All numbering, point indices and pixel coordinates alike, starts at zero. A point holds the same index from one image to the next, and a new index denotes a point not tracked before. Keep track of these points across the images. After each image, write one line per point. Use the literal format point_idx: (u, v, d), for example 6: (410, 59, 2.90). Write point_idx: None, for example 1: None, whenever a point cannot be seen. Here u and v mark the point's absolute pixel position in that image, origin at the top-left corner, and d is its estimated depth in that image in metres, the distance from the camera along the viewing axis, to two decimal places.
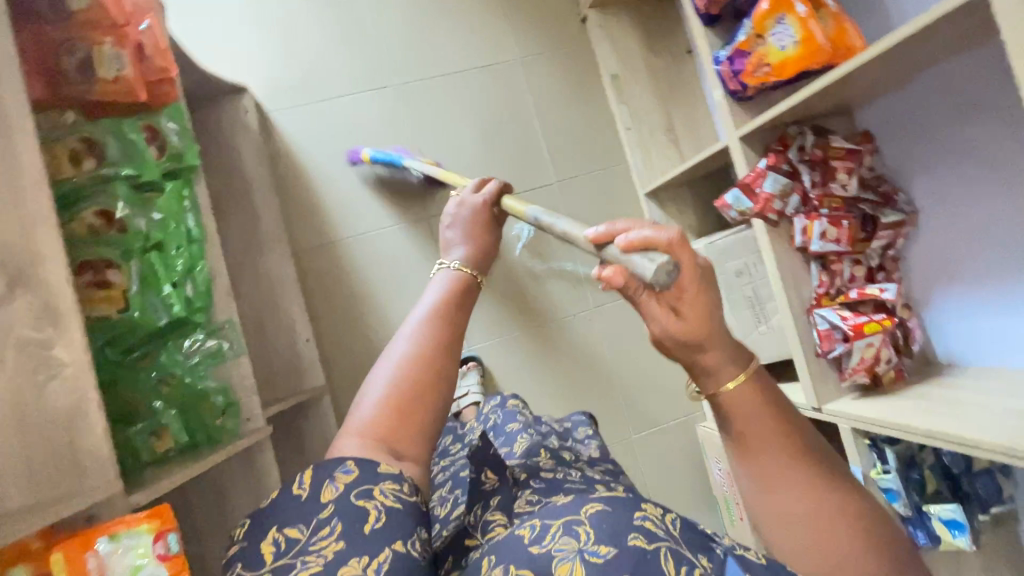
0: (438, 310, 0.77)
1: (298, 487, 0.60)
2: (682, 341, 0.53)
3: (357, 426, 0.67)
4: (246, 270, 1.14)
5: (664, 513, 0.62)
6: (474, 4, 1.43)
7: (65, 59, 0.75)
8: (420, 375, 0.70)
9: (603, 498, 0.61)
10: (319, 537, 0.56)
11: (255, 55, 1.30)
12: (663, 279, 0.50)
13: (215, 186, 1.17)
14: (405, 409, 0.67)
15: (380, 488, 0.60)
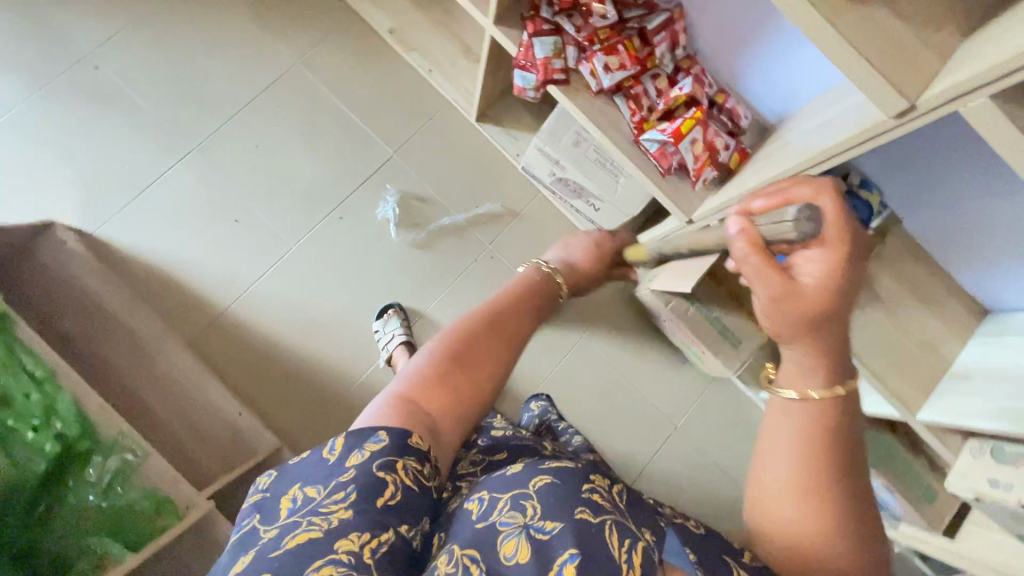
0: (505, 305, 0.90)
1: (330, 452, 0.63)
2: (788, 309, 0.54)
3: (401, 383, 0.75)
4: (151, 378, 1.17)
5: (613, 483, 0.61)
6: (226, 28, 1.37)
7: None
8: (475, 353, 0.80)
9: (552, 467, 0.61)
10: (328, 500, 0.58)
11: (48, 187, 1.27)
12: (806, 229, 0.51)
13: (77, 323, 1.17)
14: (452, 374, 0.77)
15: (401, 462, 0.62)
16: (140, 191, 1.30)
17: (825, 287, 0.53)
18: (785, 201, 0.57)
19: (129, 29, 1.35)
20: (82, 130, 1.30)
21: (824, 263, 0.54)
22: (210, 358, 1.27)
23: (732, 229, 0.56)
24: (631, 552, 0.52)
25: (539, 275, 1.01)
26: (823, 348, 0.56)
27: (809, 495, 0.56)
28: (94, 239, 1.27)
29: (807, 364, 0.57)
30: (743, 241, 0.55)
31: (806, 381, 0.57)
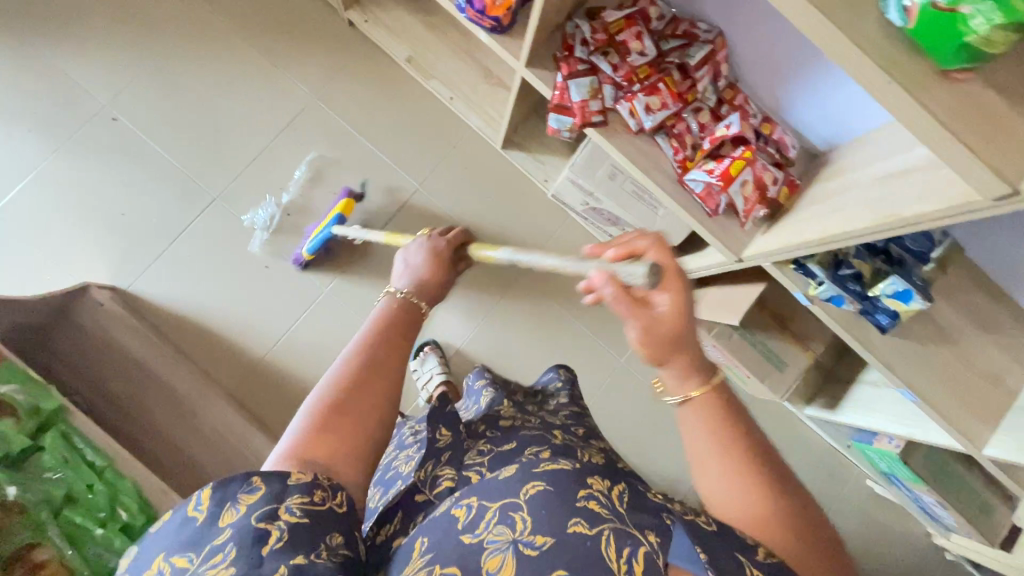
0: (391, 328, 0.68)
1: (195, 509, 0.53)
2: (656, 342, 0.55)
3: (294, 430, 0.58)
4: (195, 435, 1.18)
5: (613, 486, 0.61)
6: (242, 69, 1.34)
7: None
8: (368, 385, 0.62)
9: (547, 475, 0.60)
10: (208, 567, 0.50)
11: (79, 246, 1.27)
12: (647, 281, 0.54)
13: (119, 384, 1.17)
14: (343, 414, 0.59)
15: (287, 505, 0.52)
16: (170, 243, 1.29)
17: (676, 314, 0.55)
18: (627, 252, 0.58)
19: (146, 75, 1.32)
20: (107, 185, 1.29)
21: (672, 295, 0.55)
22: (250, 409, 1.27)
23: (597, 279, 0.54)
24: (631, 560, 0.52)
25: (404, 306, 0.73)
26: (674, 366, 0.57)
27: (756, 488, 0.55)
28: (127, 295, 1.27)
29: (682, 368, 0.57)
30: (611, 285, 0.54)
31: (678, 380, 0.57)
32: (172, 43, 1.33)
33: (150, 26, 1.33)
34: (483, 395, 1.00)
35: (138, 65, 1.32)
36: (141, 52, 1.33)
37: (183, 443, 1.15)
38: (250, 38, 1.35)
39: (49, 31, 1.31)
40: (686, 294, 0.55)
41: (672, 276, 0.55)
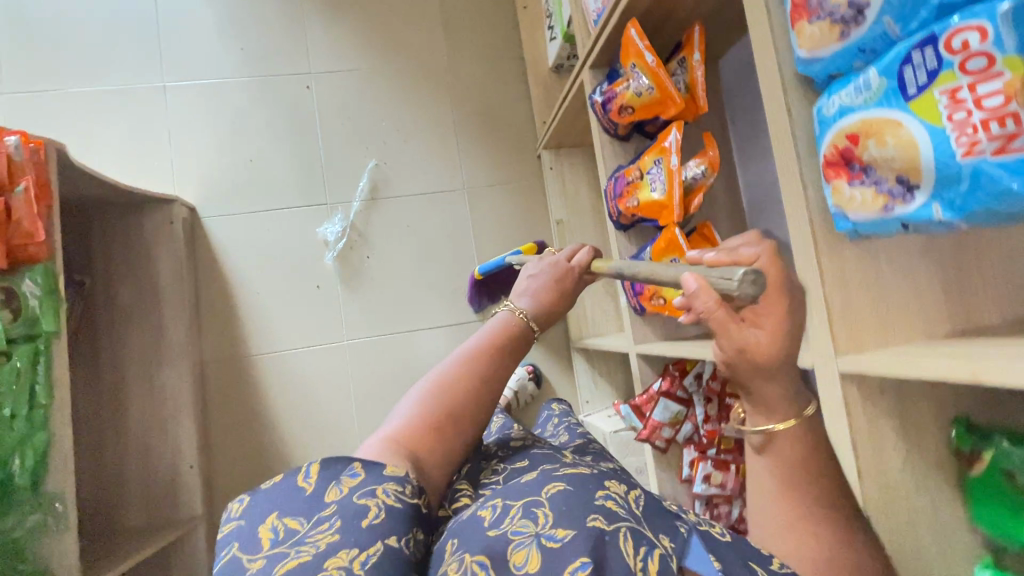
0: (498, 337, 0.68)
1: (304, 478, 0.53)
2: (756, 373, 0.42)
3: (394, 423, 0.60)
4: (145, 382, 1.17)
5: (630, 488, 0.52)
6: (431, 125, 1.42)
7: None
8: (467, 395, 0.61)
9: (567, 475, 0.52)
10: (316, 532, 0.48)
11: (198, 160, 1.32)
12: (750, 289, 0.37)
13: (126, 295, 1.18)
14: (445, 420, 0.60)
15: (383, 487, 0.51)
16: (263, 211, 1.33)
17: (781, 349, 0.40)
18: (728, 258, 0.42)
19: (359, 76, 1.41)
20: (258, 129, 1.35)
21: (771, 324, 0.40)
22: (206, 387, 1.26)
23: (687, 281, 0.39)
24: (647, 561, 0.43)
25: (519, 318, 0.71)
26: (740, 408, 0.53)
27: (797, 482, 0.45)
28: (197, 223, 1.30)
29: (760, 400, 0.44)
30: (709, 298, 0.39)
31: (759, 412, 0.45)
32: (402, 69, 1.43)
33: (397, 46, 1.44)
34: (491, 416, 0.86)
35: (362, 65, 1.42)
36: (373, 58, 1.43)
37: (133, 387, 1.16)
38: (456, 110, 1.43)
39: None
40: (803, 304, 0.41)
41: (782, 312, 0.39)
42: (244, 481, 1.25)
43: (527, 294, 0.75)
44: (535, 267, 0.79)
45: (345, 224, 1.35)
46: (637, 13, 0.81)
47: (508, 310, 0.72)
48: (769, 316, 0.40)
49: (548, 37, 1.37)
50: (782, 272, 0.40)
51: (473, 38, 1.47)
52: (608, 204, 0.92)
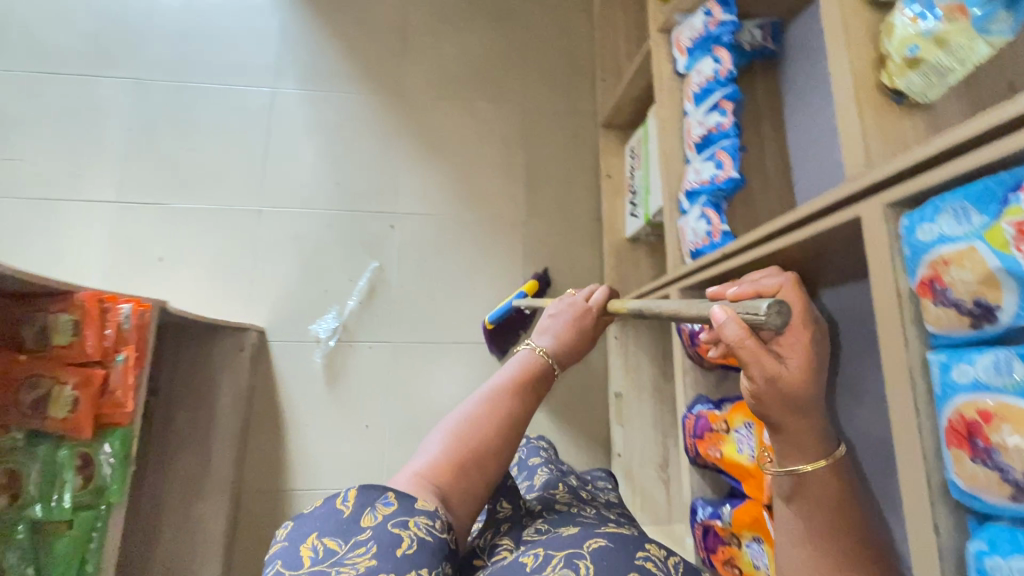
0: (518, 374, 0.74)
1: (342, 502, 0.57)
2: (787, 395, 0.57)
3: (426, 458, 0.64)
4: (180, 512, 1.16)
5: (669, 554, 0.59)
6: (502, 275, 1.45)
7: (25, 394, 0.76)
8: (492, 433, 0.66)
9: (608, 534, 0.60)
10: (354, 556, 0.53)
11: (277, 283, 1.38)
12: (777, 320, 0.49)
13: (182, 418, 1.19)
14: (471, 459, 0.64)
15: (416, 519, 0.56)
16: (327, 341, 1.35)
17: (804, 374, 0.58)
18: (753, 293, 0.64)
19: (440, 220, 1.47)
20: (338, 261, 1.41)
21: (802, 359, 0.58)
22: (236, 521, 1.23)
23: (720, 312, 0.54)
24: None
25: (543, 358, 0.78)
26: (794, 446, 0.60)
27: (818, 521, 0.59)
28: (262, 347, 1.32)
29: (793, 429, 0.59)
30: (738, 325, 0.53)
31: (800, 447, 0.60)
32: (482, 219, 1.48)
33: (482, 196, 1.50)
34: (538, 472, 0.92)
35: (444, 210, 1.48)
36: (457, 206, 1.48)
37: (169, 518, 1.15)
38: (528, 263, 1.46)
39: (417, 138, 1.52)
40: (816, 359, 0.59)
41: (794, 342, 0.59)
42: None
43: (548, 334, 0.83)
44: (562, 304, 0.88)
45: (338, 321, 1.36)
46: (739, 275, 0.84)
47: (531, 348, 0.79)
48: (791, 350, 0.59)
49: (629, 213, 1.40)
50: (802, 309, 0.62)
51: (555, 198, 1.52)
52: (684, 437, 0.90)
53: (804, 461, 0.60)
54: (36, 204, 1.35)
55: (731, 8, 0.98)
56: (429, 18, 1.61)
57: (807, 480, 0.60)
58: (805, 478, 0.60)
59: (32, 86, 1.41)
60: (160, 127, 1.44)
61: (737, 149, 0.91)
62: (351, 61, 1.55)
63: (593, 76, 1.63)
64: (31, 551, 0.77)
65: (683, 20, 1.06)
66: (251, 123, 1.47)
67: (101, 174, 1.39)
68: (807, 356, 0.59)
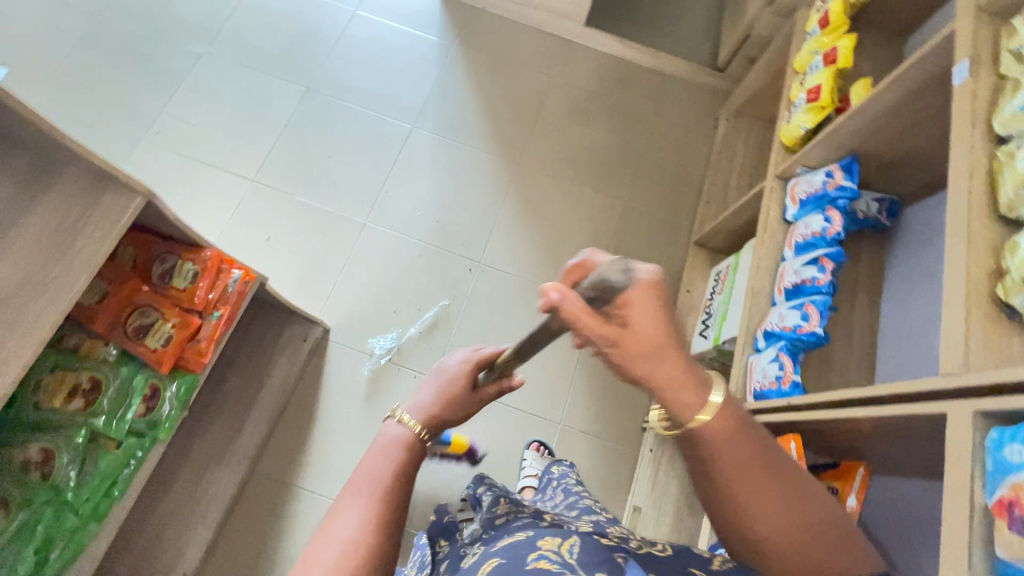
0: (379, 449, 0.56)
1: None
2: (629, 353, 0.44)
3: None
4: (196, 470, 1.21)
5: (563, 541, 0.53)
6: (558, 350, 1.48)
7: (133, 317, 0.85)
8: (375, 534, 0.50)
9: (500, 549, 0.54)
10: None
11: (354, 291, 1.48)
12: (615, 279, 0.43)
13: (231, 383, 1.27)
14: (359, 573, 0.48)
15: None
16: (379, 359, 1.42)
17: (655, 330, 0.43)
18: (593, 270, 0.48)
19: (517, 281, 1.54)
20: (413, 289, 1.50)
21: (647, 306, 0.43)
22: (238, 497, 1.27)
23: (551, 291, 0.44)
24: None
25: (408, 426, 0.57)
26: (677, 402, 0.47)
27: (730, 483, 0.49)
28: (322, 343, 1.41)
29: (664, 385, 0.46)
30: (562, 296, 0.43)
31: (686, 412, 0.47)
32: None
33: (562, 273, 1.57)
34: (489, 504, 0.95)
35: (523, 274, 1.55)
36: (536, 273, 1.56)
37: (185, 471, 1.20)
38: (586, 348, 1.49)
39: (520, 204, 1.63)
40: (669, 309, 0.44)
41: (639, 302, 0.43)
42: None
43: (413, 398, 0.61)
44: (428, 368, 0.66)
45: (396, 343, 1.43)
46: (801, 430, 0.83)
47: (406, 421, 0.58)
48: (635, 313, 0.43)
49: (699, 332, 1.41)
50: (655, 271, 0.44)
51: None
52: None
53: (694, 420, 0.48)
54: (190, 163, 1.56)
55: (854, 176, 1.02)
56: (565, 106, 1.77)
57: (700, 444, 0.49)
58: (699, 440, 0.48)
59: (226, 71, 1.67)
60: (310, 131, 1.64)
61: (827, 307, 0.94)
62: (486, 122, 1.72)
63: (698, 197, 1.70)
64: (80, 458, 0.81)
65: (803, 174, 1.11)
66: (383, 148, 1.65)
67: (249, 154, 1.59)
68: (657, 314, 0.43)
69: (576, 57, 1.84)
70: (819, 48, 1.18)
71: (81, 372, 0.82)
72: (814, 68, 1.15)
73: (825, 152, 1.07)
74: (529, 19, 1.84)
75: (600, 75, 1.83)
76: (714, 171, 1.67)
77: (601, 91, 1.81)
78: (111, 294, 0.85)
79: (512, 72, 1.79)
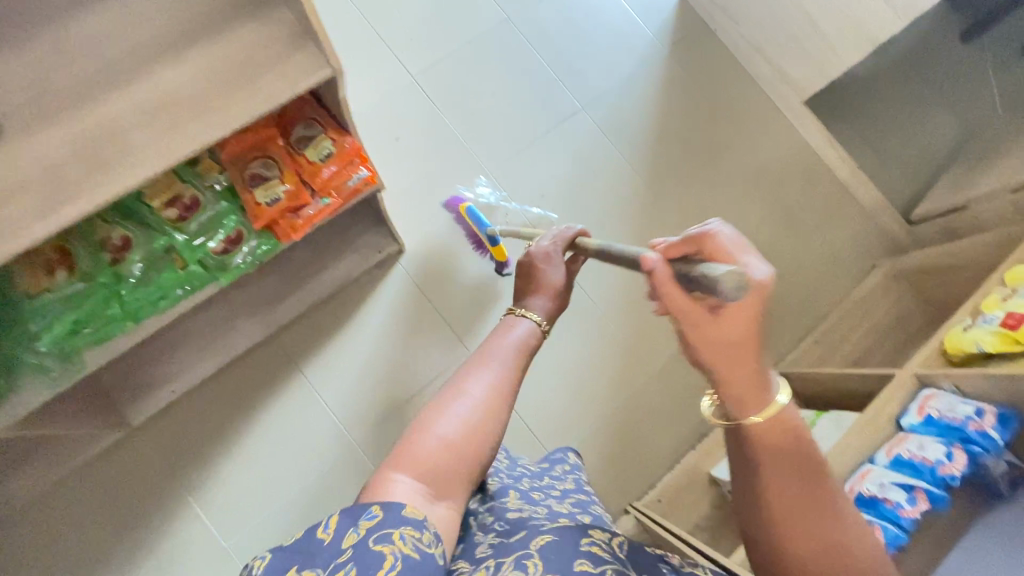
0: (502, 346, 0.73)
1: (323, 530, 0.53)
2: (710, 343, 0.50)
3: (433, 430, 0.62)
4: (230, 311, 1.23)
5: (612, 536, 0.68)
6: (594, 394, 1.43)
7: (254, 165, 0.84)
8: (485, 421, 0.64)
9: (552, 530, 0.67)
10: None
11: (447, 231, 1.45)
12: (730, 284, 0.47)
13: (299, 253, 1.28)
14: (462, 450, 0.62)
15: (402, 534, 0.51)
16: (432, 306, 1.40)
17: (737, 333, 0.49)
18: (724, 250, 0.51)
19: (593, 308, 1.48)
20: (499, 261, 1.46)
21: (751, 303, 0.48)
22: (248, 354, 1.29)
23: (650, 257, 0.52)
24: None
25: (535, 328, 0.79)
26: (735, 399, 0.53)
27: (772, 475, 0.54)
28: (392, 262, 1.39)
29: (738, 384, 0.52)
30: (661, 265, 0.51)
31: (743, 409, 0.53)
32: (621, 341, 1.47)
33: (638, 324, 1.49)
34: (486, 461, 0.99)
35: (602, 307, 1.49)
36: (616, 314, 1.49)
37: (219, 309, 1.23)
38: (619, 406, 1.43)
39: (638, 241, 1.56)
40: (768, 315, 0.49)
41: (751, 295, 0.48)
42: (178, 437, 1.24)
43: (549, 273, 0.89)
44: (535, 250, 0.93)
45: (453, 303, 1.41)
46: None
47: (533, 321, 0.80)
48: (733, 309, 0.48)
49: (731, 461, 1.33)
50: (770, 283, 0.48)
51: (686, 383, 1.49)
52: None
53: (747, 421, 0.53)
54: (365, 31, 1.53)
55: (1005, 430, 0.90)
56: (735, 170, 1.64)
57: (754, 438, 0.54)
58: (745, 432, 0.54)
59: None
60: (487, 60, 1.58)
61: (895, 542, 0.85)
62: (651, 144, 1.62)
63: (806, 330, 1.58)
64: (150, 261, 0.82)
65: (947, 392, 0.98)
66: (545, 113, 1.58)
67: (421, 51, 1.55)
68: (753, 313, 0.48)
69: (774, 129, 1.69)
70: None
71: (188, 188, 0.83)
72: None
73: (986, 387, 0.94)
74: (753, 67, 1.69)
75: (788, 159, 1.68)
76: (839, 317, 1.54)
77: (779, 176, 1.66)
78: (246, 133, 0.84)
79: (706, 109, 1.66)
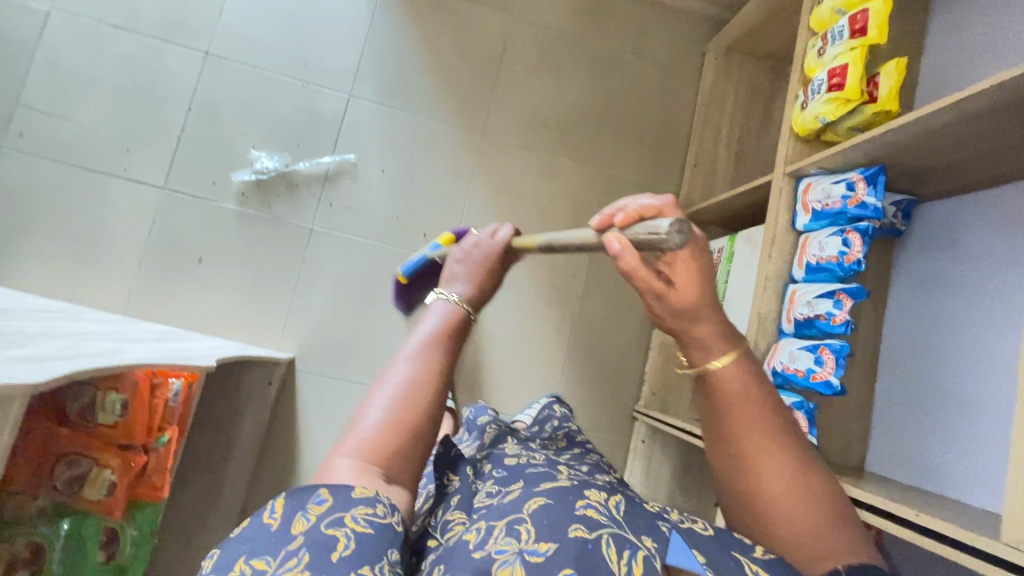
0: (443, 330, 0.67)
1: (270, 515, 0.54)
2: (674, 308, 0.61)
3: (363, 423, 0.61)
4: (185, 534, 1.19)
5: (608, 497, 0.62)
6: (547, 348, 1.42)
7: (59, 470, 0.71)
8: (419, 401, 0.62)
9: (547, 491, 0.62)
10: (284, 571, 0.49)
11: (320, 310, 1.32)
12: (675, 238, 0.55)
13: (201, 441, 1.20)
14: (404, 435, 0.61)
15: (352, 514, 0.53)
16: (353, 384, 1.31)
17: (691, 287, 0.60)
18: (641, 211, 0.61)
19: None
20: (386, 298, 1.35)
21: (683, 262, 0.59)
22: None
23: (614, 244, 0.59)
24: (631, 562, 0.54)
25: (461, 309, 0.70)
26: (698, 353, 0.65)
27: (732, 415, 0.65)
28: (290, 376, 1.29)
29: (701, 337, 0.64)
30: (618, 242, 0.58)
31: (702, 356, 0.65)
32: (538, 285, 1.43)
33: (543, 260, 1.44)
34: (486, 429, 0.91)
35: None
36: (516, 267, 1.43)
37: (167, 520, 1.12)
38: (574, 341, 1.43)
39: (492, 184, 1.44)
40: (705, 265, 0.60)
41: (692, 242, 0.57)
42: None
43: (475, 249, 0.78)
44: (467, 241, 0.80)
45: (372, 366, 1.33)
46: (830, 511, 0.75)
47: (451, 301, 0.70)
48: (679, 271, 0.59)
49: None
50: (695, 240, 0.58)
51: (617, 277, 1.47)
52: None
53: (710, 366, 0.65)
54: (79, 174, 1.27)
55: (879, 189, 0.89)
56: (531, 51, 1.49)
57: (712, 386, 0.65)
58: (712, 385, 0.65)
59: (92, 38, 1.30)
60: (221, 116, 1.33)
61: (843, 351, 0.88)
62: (439, 83, 1.44)
63: (683, 156, 1.55)
64: None
65: (819, 176, 0.98)
66: (319, 128, 1.37)
67: (152, 154, 1.30)
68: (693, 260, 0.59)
69: None
70: (844, 5, 0.97)
71: (16, 541, 0.68)
72: (838, 37, 0.95)
73: (839, 157, 0.94)
74: None
75: (570, 4, 1.52)
76: (701, 126, 1.51)
77: (574, 28, 1.52)
78: (22, 446, 0.69)
79: (463, 10, 1.46)
